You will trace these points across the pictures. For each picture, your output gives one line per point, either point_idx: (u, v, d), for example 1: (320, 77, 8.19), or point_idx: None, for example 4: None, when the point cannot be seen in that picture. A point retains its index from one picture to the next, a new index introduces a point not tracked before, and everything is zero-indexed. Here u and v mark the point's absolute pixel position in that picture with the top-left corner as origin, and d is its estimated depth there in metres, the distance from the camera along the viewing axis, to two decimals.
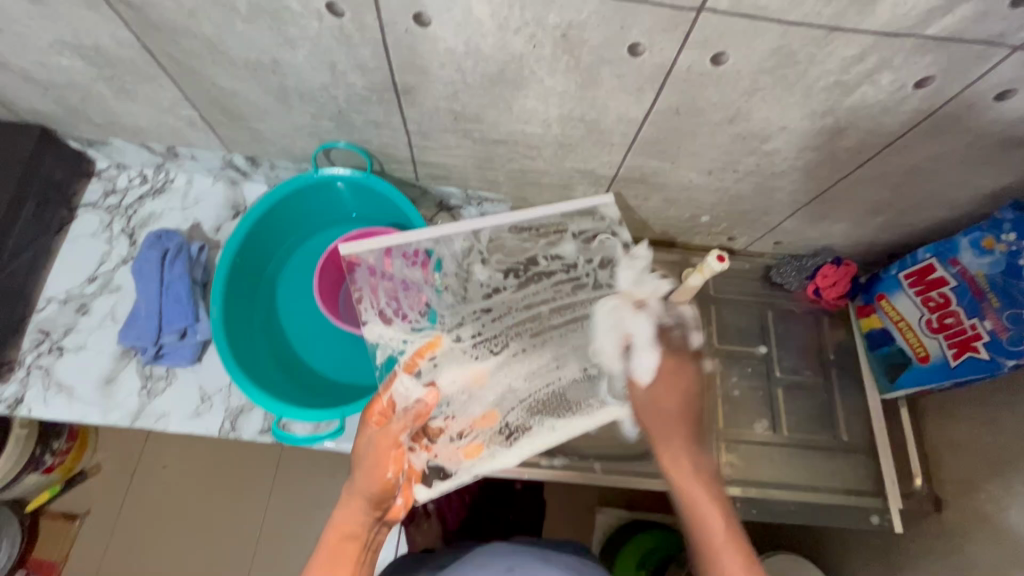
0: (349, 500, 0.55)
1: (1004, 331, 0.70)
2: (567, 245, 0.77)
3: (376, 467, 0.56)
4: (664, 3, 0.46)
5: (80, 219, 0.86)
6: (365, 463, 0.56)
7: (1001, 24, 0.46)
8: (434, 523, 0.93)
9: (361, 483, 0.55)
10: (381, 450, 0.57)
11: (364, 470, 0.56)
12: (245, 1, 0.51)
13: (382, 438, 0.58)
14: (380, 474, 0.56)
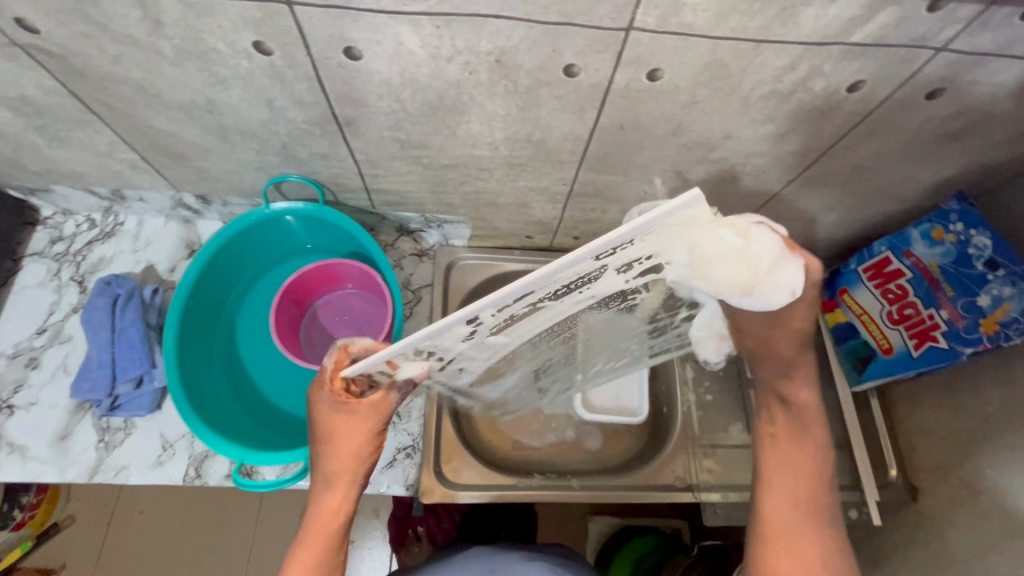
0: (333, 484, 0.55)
1: (960, 319, 0.71)
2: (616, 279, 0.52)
3: (359, 438, 0.55)
4: (592, 24, 0.46)
5: (26, 269, 0.83)
6: (343, 442, 0.55)
7: (922, 28, 0.46)
8: (426, 545, 1.01)
9: (346, 463, 0.55)
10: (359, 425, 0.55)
11: (345, 442, 0.55)
12: (169, 44, 0.49)
13: (377, 406, 0.56)
14: (361, 450, 0.56)
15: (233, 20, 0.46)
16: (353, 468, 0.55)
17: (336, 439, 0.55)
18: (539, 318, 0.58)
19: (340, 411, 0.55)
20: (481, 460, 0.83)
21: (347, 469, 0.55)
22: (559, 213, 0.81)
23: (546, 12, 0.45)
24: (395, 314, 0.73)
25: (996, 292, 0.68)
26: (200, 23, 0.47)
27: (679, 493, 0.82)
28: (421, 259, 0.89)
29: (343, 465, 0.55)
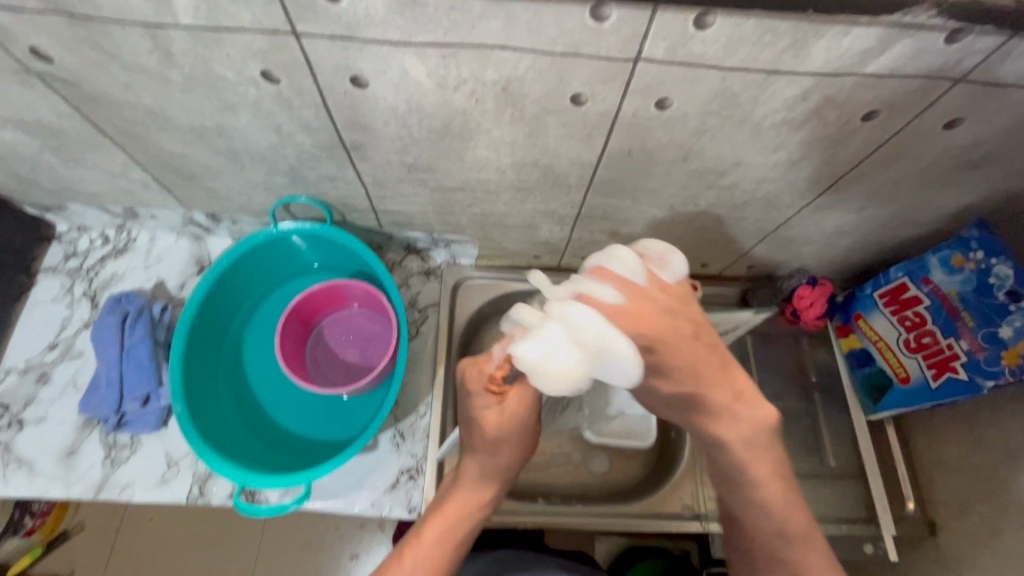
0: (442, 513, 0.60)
1: (980, 350, 0.69)
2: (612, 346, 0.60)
3: (481, 475, 0.61)
4: (598, 55, 0.45)
5: (40, 284, 0.84)
6: (470, 482, 0.62)
7: (940, 59, 0.45)
8: None
9: (455, 510, 0.61)
10: (521, 423, 0.59)
11: (464, 482, 0.62)
12: (179, 73, 0.50)
13: (510, 406, 0.59)
14: (476, 496, 0.62)
15: (241, 50, 0.47)
16: (462, 513, 0.61)
17: (470, 481, 0.62)
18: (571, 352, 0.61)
19: (500, 415, 0.59)
20: None
21: (461, 511, 0.61)
22: (567, 234, 0.80)
23: (552, 43, 0.44)
24: (399, 335, 0.73)
25: (1017, 324, 0.67)
26: (209, 53, 0.47)
27: (687, 522, 0.80)
28: (428, 278, 0.89)
29: (462, 508, 0.61)
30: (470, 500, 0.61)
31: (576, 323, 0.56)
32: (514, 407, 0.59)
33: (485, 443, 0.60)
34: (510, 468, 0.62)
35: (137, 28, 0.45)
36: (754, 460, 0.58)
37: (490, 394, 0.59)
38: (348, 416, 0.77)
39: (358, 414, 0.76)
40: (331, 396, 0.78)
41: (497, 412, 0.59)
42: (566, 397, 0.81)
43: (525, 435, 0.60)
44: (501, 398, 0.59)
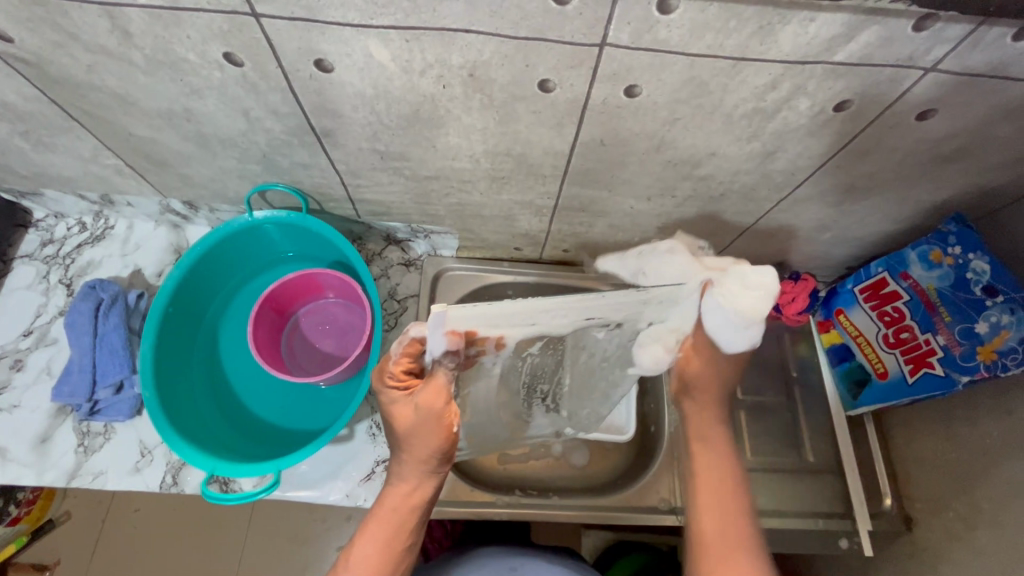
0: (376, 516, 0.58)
1: (956, 346, 0.68)
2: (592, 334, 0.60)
3: (407, 472, 0.57)
4: (562, 40, 0.45)
5: (16, 271, 0.84)
6: (397, 479, 0.58)
7: (909, 47, 0.44)
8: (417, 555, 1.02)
9: (388, 512, 0.58)
10: (432, 416, 0.54)
11: (393, 479, 0.59)
12: (141, 55, 0.49)
13: (425, 400, 0.54)
14: (415, 494, 0.58)
15: (201, 31, 0.46)
16: (397, 516, 0.57)
17: (402, 480, 0.58)
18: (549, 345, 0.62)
19: (409, 411, 0.55)
20: (461, 476, 0.82)
21: (395, 512, 0.58)
22: (546, 226, 0.79)
23: (515, 27, 0.44)
24: (373, 324, 0.72)
25: (993, 319, 0.66)
26: (168, 33, 0.46)
27: (663, 516, 0.80)
28: (408, 269, 0.88)
29: (396, 508, 0.58)
30: (403, 501, 0.58)
31: (464, 317, 0.48)
32: (423, 399, 0.54)
33: (402, 438, 0.56)
34: (432, 460, 0.57)
35: (94, 6, 0.44)
36: (712, 449, 0.61)
37: (395, 385, 0.55)
38: (322, 406, 0.76)
39: (332, 403, 0.76)
40: (307, 385, 0.78)
41: (407, 405, 0.55)
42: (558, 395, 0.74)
43: (435, 425, 0.54)
44: (410, 390, 0.56)
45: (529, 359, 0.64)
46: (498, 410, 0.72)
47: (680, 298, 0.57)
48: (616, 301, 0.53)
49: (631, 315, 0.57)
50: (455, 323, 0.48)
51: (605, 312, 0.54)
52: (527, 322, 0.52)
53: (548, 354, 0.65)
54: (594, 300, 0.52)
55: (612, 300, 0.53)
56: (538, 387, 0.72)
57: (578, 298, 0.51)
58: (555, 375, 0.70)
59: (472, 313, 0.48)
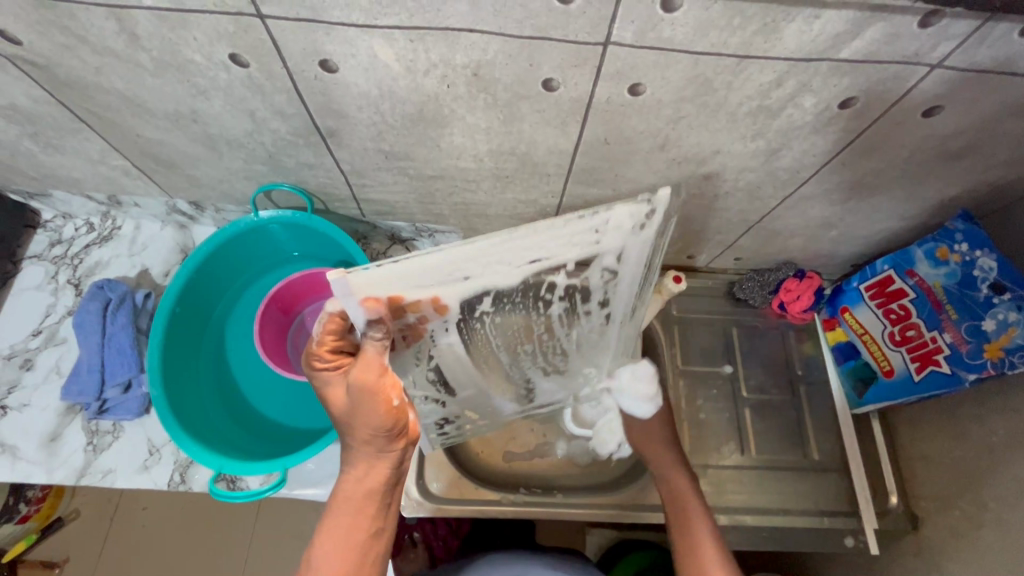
0: (337, 503, 0.56)
1: (963, 343, 0.68)
2: (559, 281, 0.56)
3: (363, 449, 0.56)
4: (566, 39, 0.45)
5: (25, 271, 0.84)
6: (353, 463, 0.56)
7: (915, 44, 0.44)
8: (421, 551, 0.98)
9: (348, 501, 0.56)
10: (367, 392, 0.52)
11: (349, 461, 0.57)
12: (148, 56, 0.50)
13: (361, 375, 0.52)
14: (375, 475, 0.56)
15: (207, 32, 0.46)
16: (354, 503, 0.56)
17: (352, 464, 0.56)
18: (517, 301, 0.58)
19: (342, 391, 0.54)
20: (466, 474, 0.82)
21: (351, 500, 0.56)
22: None
23: (519, 26, 0.44)
24: None
25: (1001, 316, 0.65)
26: (175, 35, 0.47)
27: (668, 513, 0.80)
28: None
29: (352, 496, 0.56)
30: (357, 486, 0.56)
31: (361, 280, 0.46)
32: (353, 376, 0.52)
33: (343, 421, 0.55)
34: (379, 438, 0.55)
35: (102, 9, 0.45)
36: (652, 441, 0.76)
37: (325, 368, 0.54)
38: None
39: None
40: (313, 383, 0.78)
41: (341, 386, 0.54)
42: (556, 360, 0.71)
43: (372, 400, 0.52)
44: (341, 369, 0.54)
45: (494, 319, 0.60)
46: (484, 378, 0.70)
47: (634, 237, 0.53)
48: (545, 231, 0.48)
49: (581, 250, 0.52)
50: (356, 286, 0.46)
51: (542, 251, 0.50)
52: (453, 274, 0.49)
53: (523, 313, 0.61)
54: (513, 242, 0.48)
55: (544, 237, 0.48)
56: (521, 355, 0.68)
57: (505, 239, 0.47)
58: (543, 342, 0.66)
59: (375, 277, 0.46)
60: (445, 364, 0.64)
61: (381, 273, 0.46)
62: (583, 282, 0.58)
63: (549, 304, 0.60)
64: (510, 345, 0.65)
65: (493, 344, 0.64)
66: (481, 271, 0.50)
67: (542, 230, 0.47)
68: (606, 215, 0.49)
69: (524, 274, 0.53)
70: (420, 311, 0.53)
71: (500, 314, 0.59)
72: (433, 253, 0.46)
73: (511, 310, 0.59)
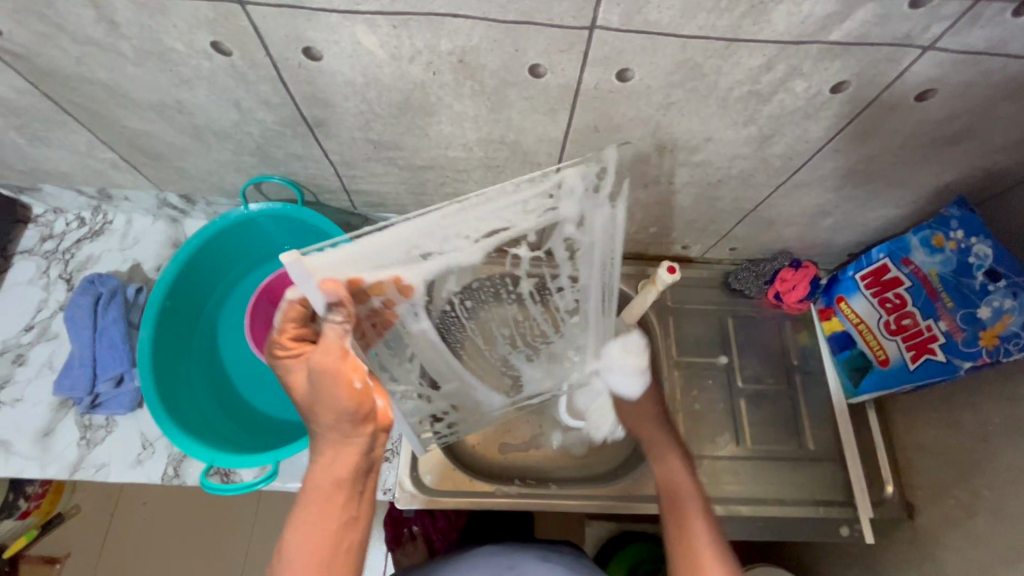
0: (311, 494, 0.53)
1: (958, 331, 0.67)
2: (521, 252, 0.55)
3: (333, 434, 0.53)
4: (552, 23, 0.44)
5: (16, 266, 0.84)
6: (324, 450, 0.54)
7: (906, 25, 0.43)
8: (420, 544, 0.99)
9: (319, 492, 0.53)
10: (330, 375, 0.49)
11: (318, 451, 0.54)
12: (129, 45, 0.49)
13: (323, 357, 0.49)
14: (346, 461, 0.54)
15: (187, 19, 0.46)
16: (326, 488, 0.53)
17: (320, 452, 0.54)
18: (484, 272, 0.56)
19: (303, 379, 0.51)
20: (461, 466, 0.82)
21: (320, 487, 0.53)
22: None
23: (504, 10, 0.43)
24: None
25: (996, 304, 0.65)
26: (155, 23, 0.46)
27: (662, 504, 0.80)
28: None
29: (324, 483, 0.53)
30: (325, 475, 0.53)
31: (322, 261, 0.42)
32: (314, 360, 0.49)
33: (307, 408, 0.52)
34: (345, 419, 0.52)
35: None
36: (693, 516, 0.67)
37: (287, 354, 0.51)
38: None
39: None
40: None
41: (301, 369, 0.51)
42: (540, 345, 0.70)
43: (336, 381, 0.50)
44: (302, 355, 0.51)
45: (460, 301, 0.58)
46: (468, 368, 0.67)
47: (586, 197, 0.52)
48: (492, 198, 0.47)
49: (538, 217, 0.52)
50: (314, 269, 0.42)
51: (496, 221, 0.49)
52: (411, 251, 0.46)
53: (480, 293, 0.60)
54: (464, 213, 0.46)
55: (500, 203, 0.48)
56: (498, 334, 0.66)
57: (465, 206, 0.46)
58: (517, 326, 0.66)
59: (334, 257, 0.43)
60: (432, 365, 0.62)
61: (343, 252, 0.43)
62: (545, 253, 0.57)
63: (517, 284, 0.60)
64: (481, 327, 0.64)
65: (466, 324, 0.63)
66: (438, 248, 0.48)
67: (492, 196, 0.47)
68: (558, 175, 0.49)
69: (484, 249, 0.52)
70: (383, 294, 0.49)
71: (462, 295, 0.58)
72: (386, 229, 0.43)
73: (469, 292, 0.58)
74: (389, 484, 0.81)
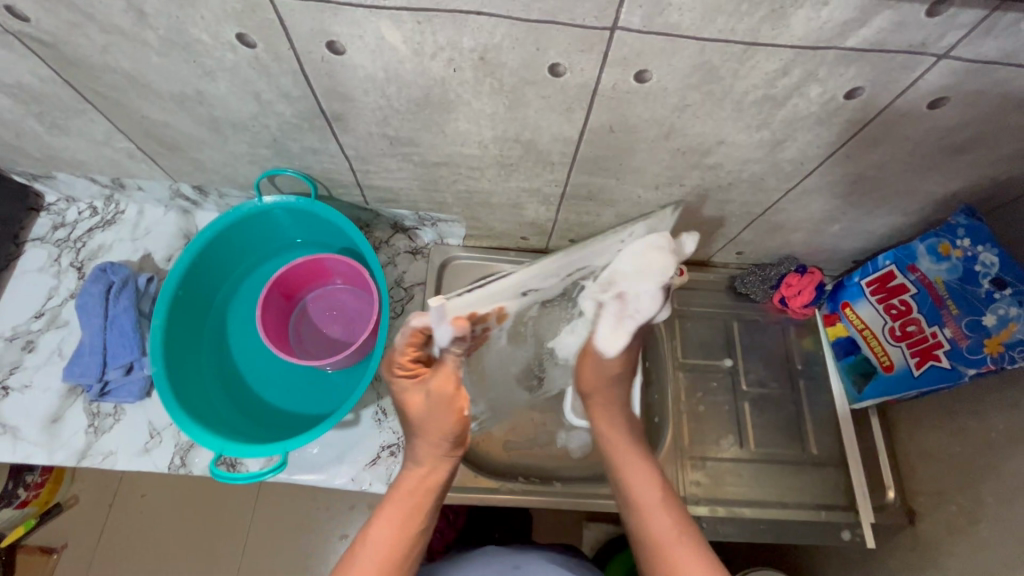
0: (398, 498, 0.59)
1: (963, 338, 0.68)
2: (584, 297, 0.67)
3: (432, 450, 0.59)
4: (574, 23, 0.45)
5: (28, 254, 0.84)
6: (418, 461, 0.60)
7: (922, 33, 0.44)
8: None
9: (408, 497, 0.59)
10: (445, 399, 0.57)
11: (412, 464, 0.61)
12: (155, 35, 0.50)
13: (441, 379, 0.56)
14: (436, 477, 0.60)
15: (215, 11, 0.46)
16: (413, 497, 0.59)
17: (417, 463, 0.60)
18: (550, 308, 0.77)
19: (420, 395, 0.57)
20: (466, 462, 0.82)
21: (412, 494, 0.60)
22: (553, 215, 0.79)
23: (527, 9, 0.44)
24: (381, 310, 0.73)
25: (1002, 312, 0.65)
26: (183, 14, 0.47)
27: None
28: (415, 257, 0.89)
29: (411, 490, 0.60)
30: (416, 486, 0.60)
31: (458, 305, 0.55)
32: (434, 383, 0.56)
33: (416, 425, 0.59)
34: (445, 441, 0.59)
35: None
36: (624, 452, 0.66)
37: (404, 375, 0.58)
38: (328, 392, 0.77)
39: (340, 388, 0.77)
40: (314, 370, 0.78)
41: (416, 391, 0.58)
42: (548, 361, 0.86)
43: (447, 408, 0.57)
44: (418, 378, 0.58)
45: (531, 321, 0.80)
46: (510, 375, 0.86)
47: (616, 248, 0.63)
48: (608, 244, 0.63)
49: (608, 258, 0.63)
50: (448, 308, 0.54)
51: (585, 262, 0.64)
52: (521, 289, 0.63)
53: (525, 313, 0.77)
54: (569, 258, 0.64)
55: (601, 245, 0.63)
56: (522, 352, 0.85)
57: (565, 256, 0.63)
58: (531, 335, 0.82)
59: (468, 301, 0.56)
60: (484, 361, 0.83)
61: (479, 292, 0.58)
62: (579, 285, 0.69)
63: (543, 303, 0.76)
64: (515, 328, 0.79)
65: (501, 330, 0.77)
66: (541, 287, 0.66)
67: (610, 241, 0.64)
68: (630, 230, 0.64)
69: (567, 284, 0.68)
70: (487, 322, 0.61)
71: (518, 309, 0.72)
72: (507, 278, 0.60)
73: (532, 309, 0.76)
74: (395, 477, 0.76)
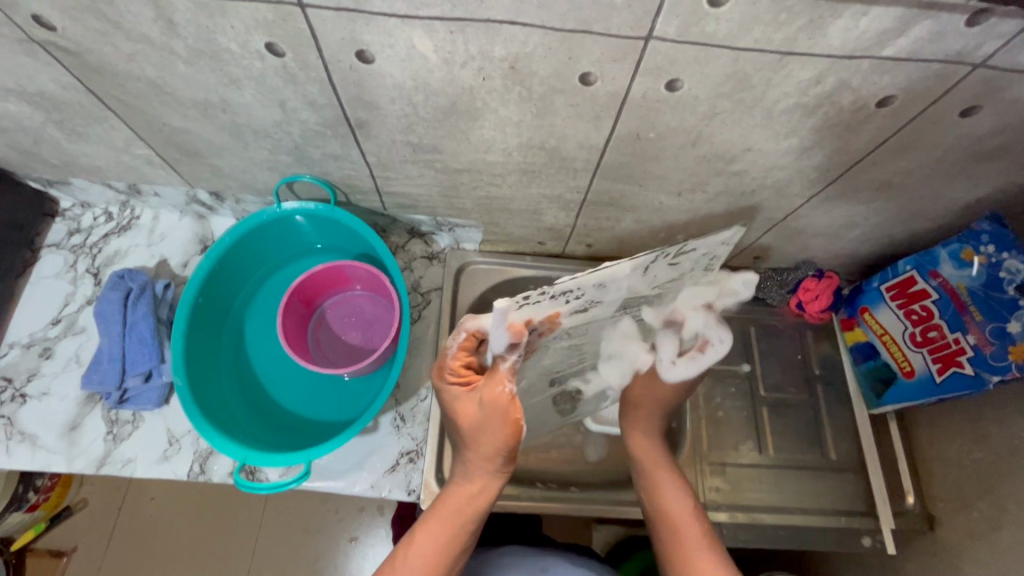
0: (437, 512, 0.61)
1: (987, 345, 0.68)
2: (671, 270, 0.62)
3: (479, 452, 0.60)
4: (609, 33, 0.45)
5: (44, 260, 0.84)
6: (460, 480, 0.62)
7: (959, 42, 0.44)
8: None
9: (447, 516, 0.60)
10: (498, 411, 0.58)
11: (455, 481, 0.62)
12: (182, 44, 0.49)
13: (490, 393, 0.58)
14: (479, 501, 0.61)
15: (246, 20, 0.46)
16: (457, 516, 0.60)
17: (467, 480, 0.62)
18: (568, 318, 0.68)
19: (471, 405, 0.60)
20: None
21: (455, 510, 0.60)
22: (572, 220, 0.79)
23: (563, 19, 0.43)
24: (401, 317, 0.73)
25: None
26: (213, 23, 0.46)
27: None
28: (431, 262, 0.88)
29: (459, 509, 0.60)
30: (461, 500, 0.61)
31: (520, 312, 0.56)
32: (487, 395, 0.58)
33: (468, 438, 0.61)
34: (498, 458, 0.60)
35: None
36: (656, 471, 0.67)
37: (456, 382, 0.61)
38: (347, 399, 0.77)
39: (360, 395, 0.77)
40: (332, 377, 0.78)
41: (468, 400, 0.60)
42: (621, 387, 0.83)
43: (502, 419, 0.58)
44: (468, 386, 0.61)
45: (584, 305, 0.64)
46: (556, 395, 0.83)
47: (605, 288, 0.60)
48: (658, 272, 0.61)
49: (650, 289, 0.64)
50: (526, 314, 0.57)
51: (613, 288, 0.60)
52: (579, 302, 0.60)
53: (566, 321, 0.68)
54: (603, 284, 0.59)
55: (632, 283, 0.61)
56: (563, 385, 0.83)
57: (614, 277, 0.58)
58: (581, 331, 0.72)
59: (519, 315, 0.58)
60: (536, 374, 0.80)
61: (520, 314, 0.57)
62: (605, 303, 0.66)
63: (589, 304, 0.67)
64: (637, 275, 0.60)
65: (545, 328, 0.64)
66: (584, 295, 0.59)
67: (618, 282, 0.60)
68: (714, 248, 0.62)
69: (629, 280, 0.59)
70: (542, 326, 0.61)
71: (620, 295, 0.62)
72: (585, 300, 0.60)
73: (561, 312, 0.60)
74: (415, 485, 0.76)
